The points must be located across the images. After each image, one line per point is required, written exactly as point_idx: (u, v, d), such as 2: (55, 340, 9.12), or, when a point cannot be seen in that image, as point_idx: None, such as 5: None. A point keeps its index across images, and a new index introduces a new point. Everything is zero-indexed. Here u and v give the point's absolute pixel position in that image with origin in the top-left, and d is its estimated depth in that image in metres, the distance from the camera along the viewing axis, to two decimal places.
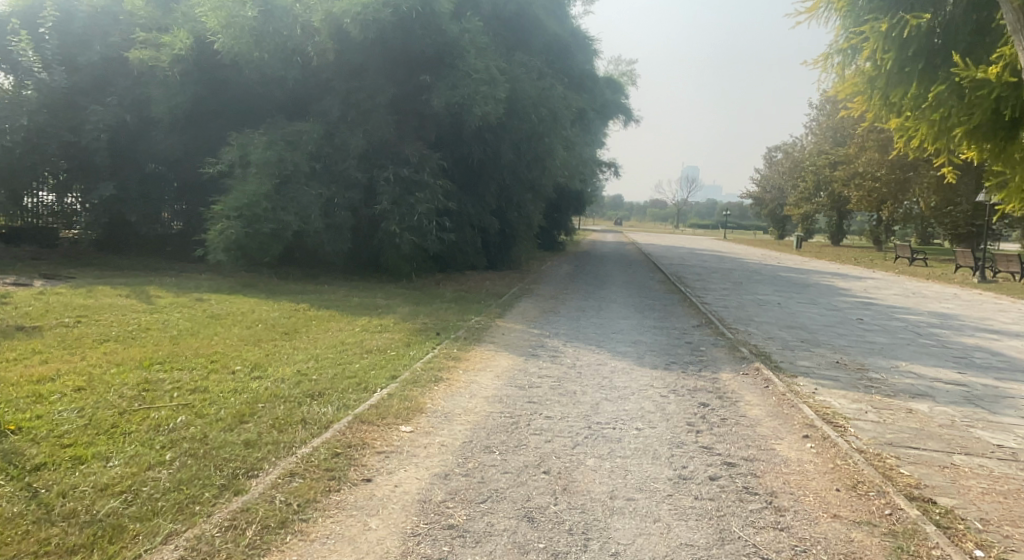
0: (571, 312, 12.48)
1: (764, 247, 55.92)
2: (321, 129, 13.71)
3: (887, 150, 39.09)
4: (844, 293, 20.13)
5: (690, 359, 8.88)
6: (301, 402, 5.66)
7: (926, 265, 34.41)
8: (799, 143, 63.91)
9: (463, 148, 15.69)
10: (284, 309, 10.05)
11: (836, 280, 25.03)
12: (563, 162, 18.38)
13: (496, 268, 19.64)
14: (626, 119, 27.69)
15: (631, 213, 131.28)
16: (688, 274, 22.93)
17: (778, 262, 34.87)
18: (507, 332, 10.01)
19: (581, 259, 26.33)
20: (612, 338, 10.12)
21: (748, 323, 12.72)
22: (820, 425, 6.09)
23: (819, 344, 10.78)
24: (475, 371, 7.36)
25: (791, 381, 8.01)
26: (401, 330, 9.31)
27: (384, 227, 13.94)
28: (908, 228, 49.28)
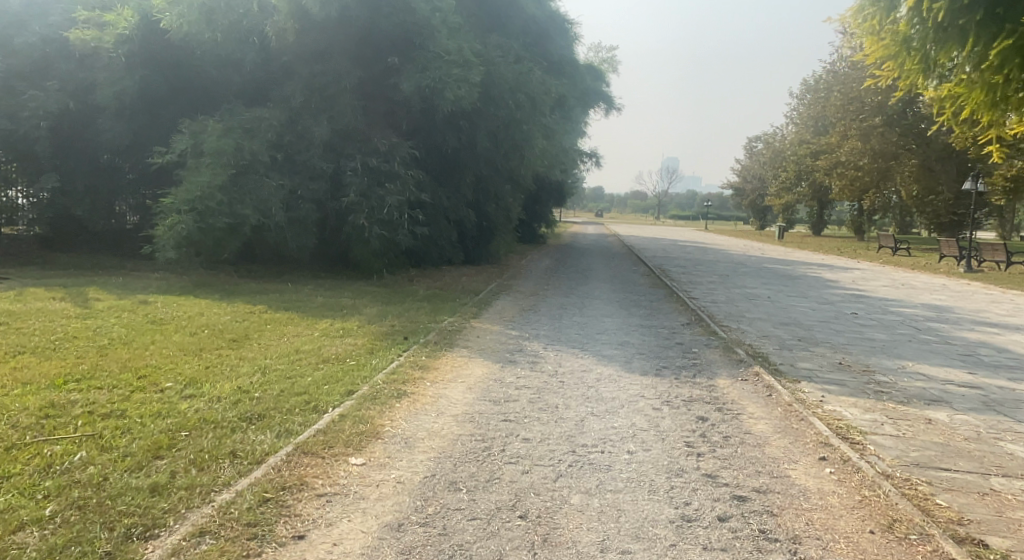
0: (553, 311, 11.67)
1: (746, 237, 55.53)
2: (282, 116, 12.78)
3: (869, 138, 38.64)
4: (832, 284, 19.49)
5: (682, 363, 8.12)
6: (235, 428, 4.79)
7: (909, 255, 33.99)
8: (780, 133, 63.51)
9: (437, 137, 14.82)
10: (237, 312, 9.14)
11: (822, 271, 24.41)
12: (543, 151, 17.53)
13: (474, 263, 18.79)
14: (607, 108, 26.88)
15: (612, 204, 130.78)
16: (672, 267, 22.19)
17: (761, 253, 34.31)
18: (482, 334, 9.16)
19: (563, 252, 25.54)
20: (597, 340, 9.32)
21: (740, 320, 11.99)
22: (837, 445, 5.34)
23: (817, 343, 10.05)
24: (444, 382, 6.52)
25: (795, 388, 7.25)
26: (366, 334, 8.43)
27: (352, 221, 13.03)
28: (889, 217, 48.97)
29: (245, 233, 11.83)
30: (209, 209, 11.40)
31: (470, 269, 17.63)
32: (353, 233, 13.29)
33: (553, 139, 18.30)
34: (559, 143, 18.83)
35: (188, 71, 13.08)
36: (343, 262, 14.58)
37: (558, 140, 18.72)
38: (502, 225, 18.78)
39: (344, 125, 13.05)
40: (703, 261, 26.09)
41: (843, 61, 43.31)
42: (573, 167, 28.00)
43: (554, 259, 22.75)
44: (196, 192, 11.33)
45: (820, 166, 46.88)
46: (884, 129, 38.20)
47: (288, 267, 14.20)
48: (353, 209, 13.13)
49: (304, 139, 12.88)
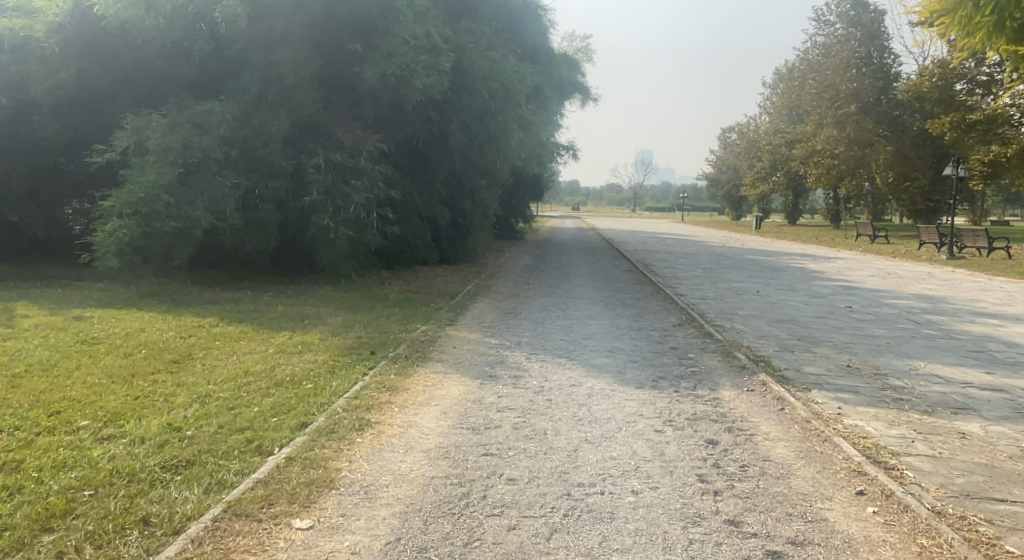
0: (536, 314, 10.86)
1: (723, 228, 55.19)
2: (236, 109, 11.83)
3: (845, 126, 38.29)
4: (818, 275, 18.85)
5: (680, 372, 7.35)
6: (154, 483, 3.94)
7: (888, 242, 33.64)
8: (754, 123, 63.20)
9: (406, 130, 13.94)
10: (185, 327, 8.23)
11: (805, 261, 23.83)
12: (519, 143, 16.68)
13: (449, 262, 17.93)
14: (583, 98, 26.06)
15: (587, 198, 130.25)
16: (653, 262, 21.46)
17: (740, 244, 33.80)
18: (458, 344, 8.31)
19: (541, 248, 24.71)
20: (585, 347, 8.52)
21: (732, 318, 11.25)
22: (874, 474, 4.60)
23: (818, 342, 9.34)
24: (415, 407, 5.67)
25: (807, 398, 6.51)
26: (329, 349, 7.53)
27: (316, 221, 12.11)
28: (865, 205, 48.78)
29: (196, 238, 10.88)
30: (154, 212, 10.45)
31: (446, 269, 16.74)
32: (318, 234, 12.38)
33: (529, 131, 17.48)
34: (536, 136, 18.00)
35: (132, 62, 12.07)
36: (308, 265, 13.66)
37: (535, 131, 17.89)
38: (477, 221, 17.92)
39: (305, 118, 12.12)
40: (684, 254, 25.42)
41: (817, 48, 42.91)
42: (549, 160, 27.15)
43: (532, 255, 21.92)
44: (140, 194, 10.37)
45: (796, 155, 46.55)
46: (859, 116, 37.87)
47: (249, 273, 13.24)
48: (317, 208, 12.22)
49: (262, 134, 11.95)
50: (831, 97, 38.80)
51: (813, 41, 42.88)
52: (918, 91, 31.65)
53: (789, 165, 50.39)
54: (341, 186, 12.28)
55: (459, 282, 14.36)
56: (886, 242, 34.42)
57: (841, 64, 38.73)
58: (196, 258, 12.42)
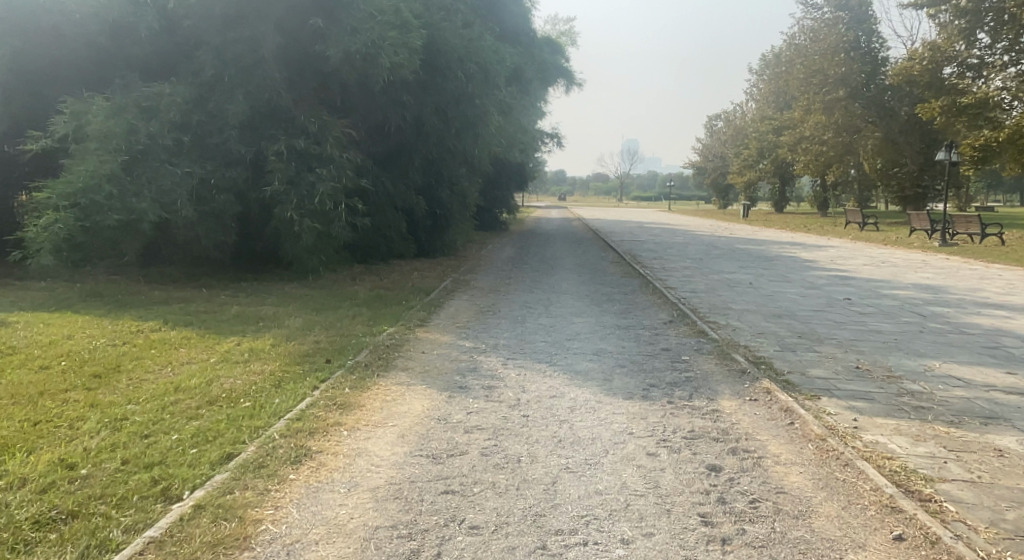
0: (516, 312, 10.05)
1: (710, 217, 54.61)
2: (189, 92, 10.96)
3: (833, 112, 37.64)
4: (811, 265, 18.11)
5: (673, 378, 6.58)
6: (16, 548, 3.16)
7: (878, 230, 33.03)
8: (740, 110, 62.49)
9: (378, 116, 13.10)
10: (121, 334, 7.40)
11: (796, 250, 23.08)
12: (499, 129, 15.83)
13: (428, 255, 17.08)
14: (568, 84, 25.20)
15: (573, 188, 129.35)
16: (640, 252, 20.67)
17: (728, 232, 33.13)
18: (428, 349, 7.49)
19: (525, 240, 23.87)
20: (569, 350, 7.73)
21: (727, 313, 10.49)
22: (910, 510, 3.84)
23: (821, 340, 8.58)
24: (368, 430, 4.85)
25: (817, 409, 5.74)
26: (279, 359, 6.70)
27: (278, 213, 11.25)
28: (852, 192, 48.21)
29: (144, 231, 10.03)
30: (95, 203, 9.61)
31: (423, 263, 15.91)
32: (281, 227, 11.53)
33: (510, 116, 16.64)
34: (519, 122, 17.15)
35: (77, 43, 11.19)
36: (274, 260, 12.81)
37: (517, 117, 17.05)
38: (457, 213, 17.08)
39: (266, 101, 11.27)
40: (672, 244, 24.66)
41: (804, 33, 42.21)
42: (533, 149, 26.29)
43: (516, 247, 21.09)
44: (78, 184, 9.52)
45: (784, 141, 45.89)
46: (847, 102, 37.19)
47: (209, 270, 12.38)
48: (279, 199, 11.38)
49: (218, 119, 11.08)
50: (819, 81, 38.11)
51: (801, 25, 42.14)
52: (907, 75, 30.94)
53: (776, 152, 49.75)
54: (306, 175, 11.45)
55: (435, 277, 13.51)
56: (875, 229, 33.84)
57: (829, 48, 37.83)
58: (149, 254, 11.56)
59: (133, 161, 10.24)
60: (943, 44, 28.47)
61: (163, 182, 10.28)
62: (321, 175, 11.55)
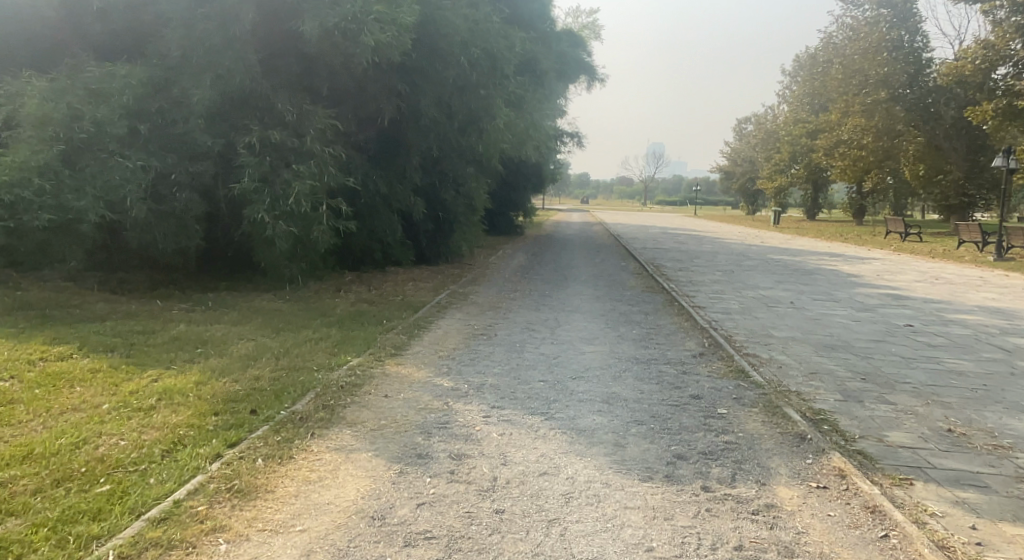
0: (514, 338, 8.45)
1: (738, 223, 52.50)
2: (148, 73, 9.64)
3: (873, 115, 35.59)
4: (856, 280, 16.31)
5: (705, 444, 4.98)
6: None
7: (921, 241, 30.98)
8: (772, 114, 60.36)
9: (369, 106, 11.66)
10: (15, 363, 5.99)
11: (836, 263, 21.14)
12: (509, 122, 14.31)
13: (431, 262, 15.64)
14: (590, 79, 23.52)
15: (598, 191, 127.44)
16: (665, 262, 18.94)
17: (758, 241, 31.28)
18: (393, 388, 5.98)
19: (541, 245, 22.25)
20: (572, 393, 6.17)
21: (767, 342, 8.85)
22: None
23: (891, 386, 6.85)
24: (258, 543, 3.33)
25: (914, 505, 4.07)
26: (195, 404, 5.20)
27: (249, 215, 9.89)
28: (890, 200, 45.97)
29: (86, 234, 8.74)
30: (24, 200, 8.46)
31: (423, 271, 14.45)
32: (252, 231, 10.13)
33: (522, 110, 15.11)
34: (533, 117, 15.58)
35: (27, 18, 9.93)
36: (250, 267, 11.41)
37: (530, 112, 15.49)
38: (463, 216, 15.60)
39: (235, 85, 9.88)
40: (700, 253, 22.87)
41: (843, 32, 40.15)
42: (553, 149, 24.63)
43: (529, 254, 19.50)
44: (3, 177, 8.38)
45: (819, 145, 43.73)
46: (889, 104, 34.89)
47: (177, 278, 10.98)
48: (250, 198, 9.97)
49: (181, 106, 9.75)
50: (859, 82, 35.97)
51: (840, 24, 40.06)
52: (958, 75, 28.88)
53: (810, 157, 47.63)
54: (281, 171, 10.03)
55: (431, 289, 12.02)
56: (918, 240, 31.69)
57: (870, 47, 35.59)
58: (105, 259, 10.21)
59: (76, 152, 8.98)
60: (998, 42, 26.32)
61: (110, 178, 8.90)
62: (298, 171, 10.12)
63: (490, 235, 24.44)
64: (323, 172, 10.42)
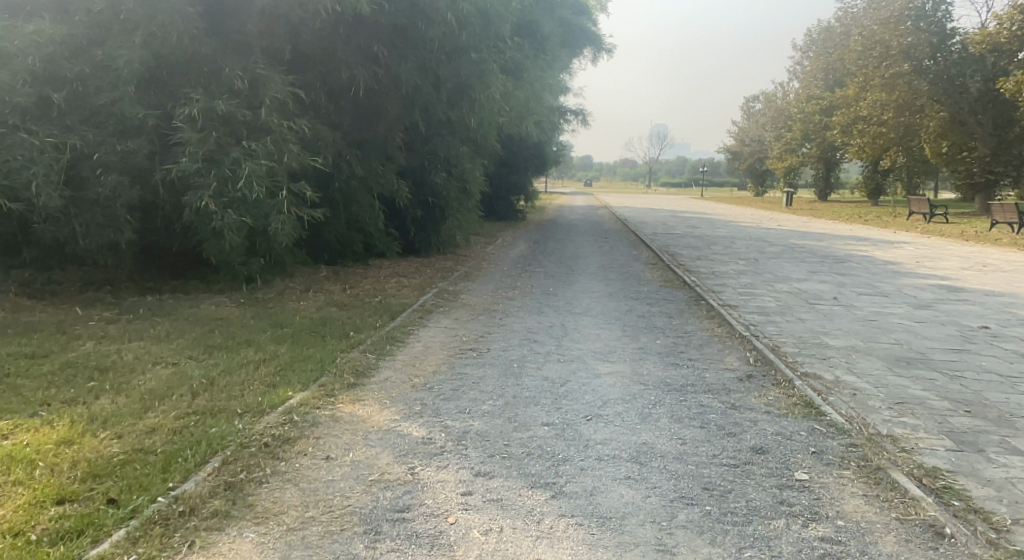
0: (512, 355, 6.80)
1: (748, 205, 50.64)
2: (64, 30, 7.96)
3: (895, 88, 33.64)
4: (897, 269, 14.61)
5: (794, 543, 3.32)
6: None
7: (947, 222, 29.21)
8: (781, 91, 58.25)
9: (340, 72, 9.98)
10: None
11: (866, 249, 19.39)
12: (507, 94, 12.56)
13: (419, 252, 13.98)
14: (596, 51, 21.70)
15: (601, 174, 125.27)
16: (680, 250, 17.23)
17: (774, 224, 29.50)
18: (339, 442, 4.32)
19: (544, 232, 20.55)
20: (587, 445, 4.49)
21: (823, 354, 7.17)
22: None
23: (1011, 423, 5.17)
24: None
25: None
26: (33, 486, 3.55)
27: (191, 203, 8.25)
28: (907, 179, 44.02)
29: None
30: None
31: (410, 264, 12.79)
32: (196, 221, 8.49)
33: (520, 81, 13.39)
34: (532, 89, 13.84)
35: None
36: (203, 263, 9.79)
37: (529, 83, 13.76)
38: (456, 201, 13.90)
39: (172, 44, 8.21)
40: (716, 238, 21.13)
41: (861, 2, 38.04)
42: (555, 127, 22.87)
43: (530, 242, 17.79)
44: None
45: (834, 122, 41.80)
46: (912, 76, 32.90)
47: (115, 278, 9.36)
48: (192, 182, 8.33)
49: (107, 71, 8.09)
50: (880, 54, 33.99)
51: None
52: (992, 43, 26.88)
53: (823, 135, 45.68)
54: (230, 150, 8.36)
55: (416, 287, 10.35)
56: (945, 221, 29.90)
57: (892, 17, 33.58)
58: (24, 257, 8.60)
59: None
60: None
61: (11, 158, 7.38)
62: (251, 150, 8.46)
63: (489, 221, 22.74)
64: (283, 150, 8.76)
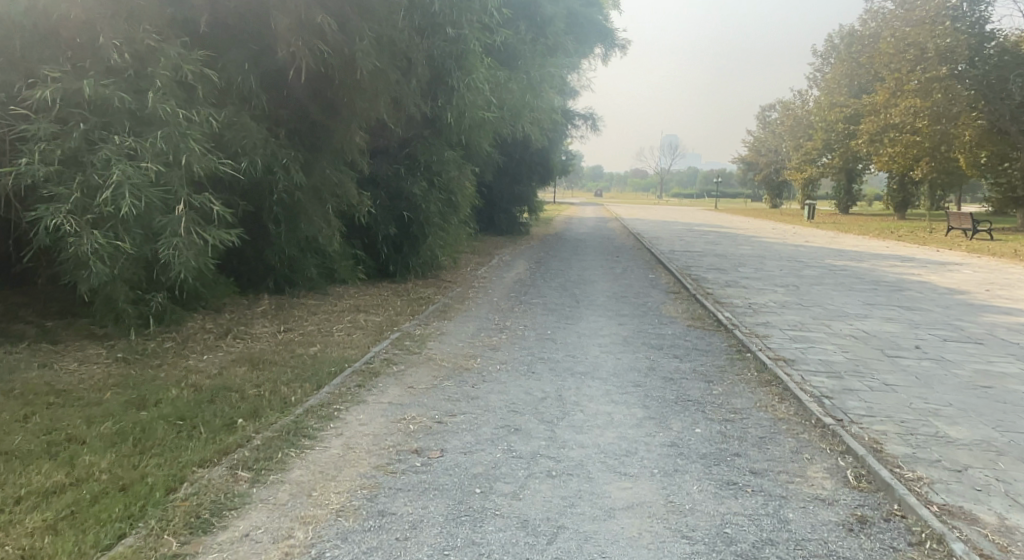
0: (479, 465, 4.38)
1: (766, 217, 48.05)
2: None
3: (931, 94, 30.76)
4: (971, 302, 12.11)
5: None
6: None
7: (992, 240, 26.62)
8: (800, 98, 55.75)
9: (276, 51, 7.64)
10: None
11: (919, 272, 16.84)
12: (495, 85, 10.30)
13: (392, 277, 11.63)
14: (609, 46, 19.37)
15: (611, 183, 122.97)
16: (704, 273, 14.81)
17: (802, 240, 27.02)
18: None
19: (547, 249, 18.17)
20: None
21: (954, 460, 4.75)
22: None
23: None
24: None
25: None
26: None
27: (42, 221, 5.91)
28: (937, 191, 41.39)
29: None
30: None
31: (376, 293, 10.41)
32: (54, 247, 6.15)
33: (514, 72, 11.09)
34: (528, 81, 11.51)
35: None
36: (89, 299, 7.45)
37: (524, 74, 11.43)
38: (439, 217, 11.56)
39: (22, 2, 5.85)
40: (741, 258, 18.70)
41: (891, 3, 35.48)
42: (561, 131, 20.52)
43: (531, 262, 15.41)
44: None
45: (860, 130, 39.25)
46: (949, 82, 30.40)
47: None
48: (46, 193, 6.00)
49: None
50: (913, 57, 31.55)
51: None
52: None
53: (847, 144, 43.14)
54: (99, 147, 6.03)
55: (370, 330, 7.95)
56: (988, 239, 27.37)
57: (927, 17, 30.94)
58: None
59: None
60: None
61: None
62: (131, 149, 6.14)
63: (486, 235, 20.38)
64: (181, 151, 6.42)
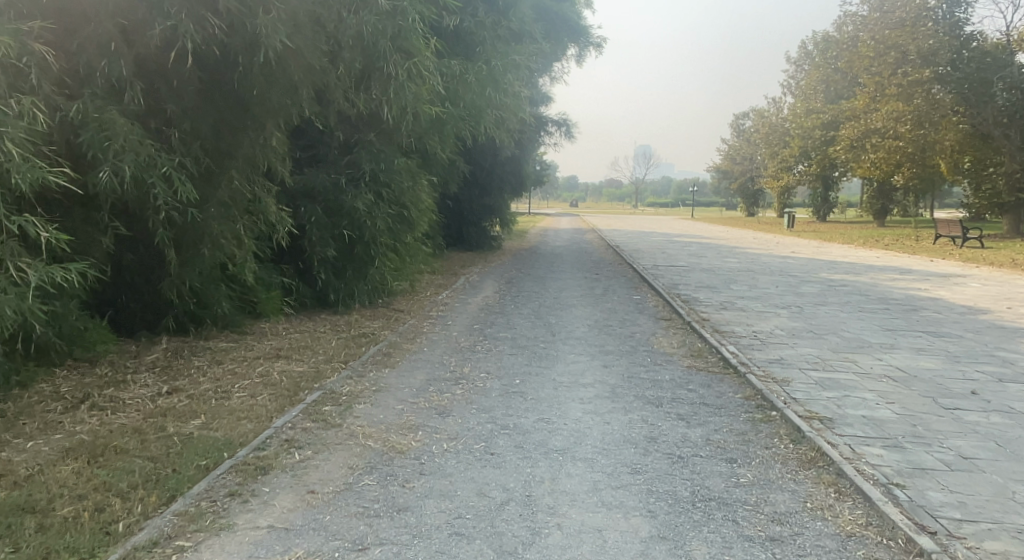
0: None
1: (745, 226, 46.91)
2: None
3: (913, 97, 29.53)
4: (1002, 325, 10.49)
5: None
6: None
7: (984, 249, 25.26)
8: (775, 105, 54.79)
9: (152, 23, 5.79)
10: None
11: (926, 287, 15.28)
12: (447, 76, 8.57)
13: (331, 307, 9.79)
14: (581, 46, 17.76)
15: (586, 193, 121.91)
16: (694, 293, 13.12)
17: (788, 251, 25.52)
18: None
19: (519, 267, 16.43)
20: None
21: None
22: None
23: None
24: None
25: None
26: None
27: None
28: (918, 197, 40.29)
29: None
30: None
31: (305, 330, 8.57)
32: None
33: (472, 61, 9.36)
34: (489, 73, 9.78)
35: None
36: None
37: (483, 65, 9.69)
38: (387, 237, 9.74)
39: None
40: (731, 273, 17.04)
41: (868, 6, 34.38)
42: (533, 138, 18.87)
43: (501, 283, 13.65)
44: None
45: (840, 137, 38.11)
46: (931, 85, 29.18)
47: None
48: None
49: None
50: (895, 59, 30.36)
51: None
52: None
53: (825, 150, 42.03)
54: None
55: (279, 388, 6.09)
56: (979, 247, 26.06)
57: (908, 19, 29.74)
58: None
59: None
60: None
61: None
62: None
63: (453, 252, 18.63)
64: None
